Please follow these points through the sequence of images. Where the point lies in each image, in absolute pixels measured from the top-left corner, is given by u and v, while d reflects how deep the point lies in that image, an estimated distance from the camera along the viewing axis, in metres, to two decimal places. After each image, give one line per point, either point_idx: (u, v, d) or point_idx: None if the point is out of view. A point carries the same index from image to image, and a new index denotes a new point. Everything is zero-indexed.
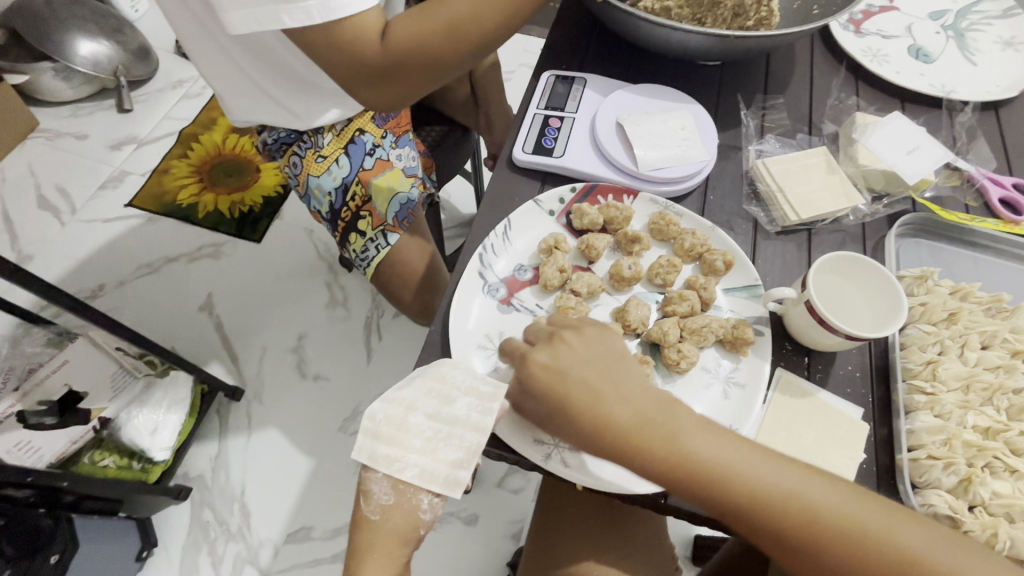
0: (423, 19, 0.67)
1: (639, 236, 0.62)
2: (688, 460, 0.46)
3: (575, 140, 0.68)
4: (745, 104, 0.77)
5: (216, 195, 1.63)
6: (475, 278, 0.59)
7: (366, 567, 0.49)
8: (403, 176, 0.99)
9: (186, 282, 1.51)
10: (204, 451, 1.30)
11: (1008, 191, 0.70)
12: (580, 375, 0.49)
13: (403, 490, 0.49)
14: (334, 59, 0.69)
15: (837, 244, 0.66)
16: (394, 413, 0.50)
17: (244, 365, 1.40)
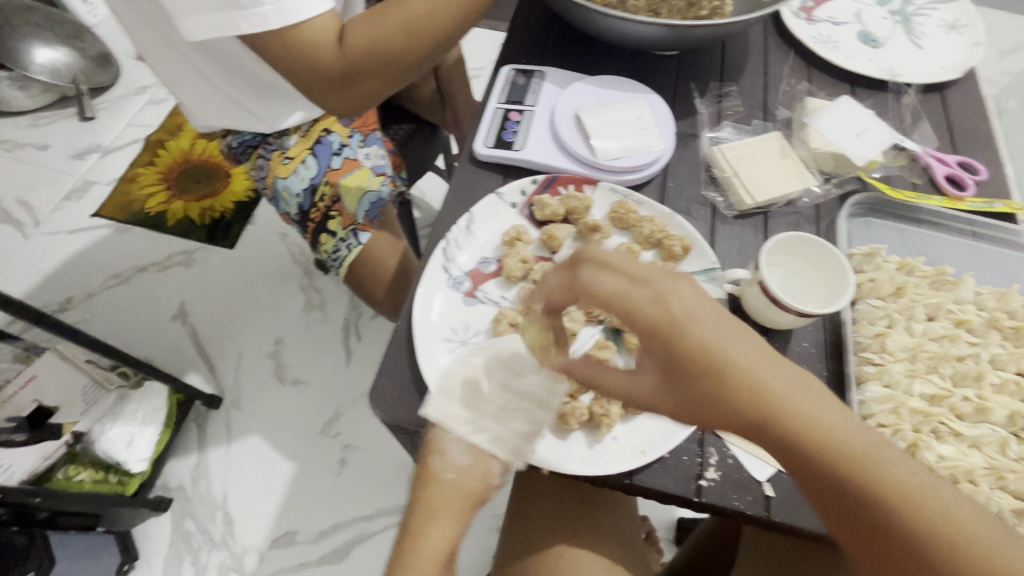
0: (378, 23, 0.67)
1: (599, 225, 0.63)
2: (780, 407, 0.35)
3: (535, 133, 0.69)
4: (700, 92, 0.79)
5: (185, 202, 1.61)
6: (439, 272, 0.59)
7: (432, 533, 0.48)
8: (372, 174, 0.99)
9: (158, 291, 1.48)
10: (183, 461, 1.28)
11: (953, 169, 0.73)
12: (673, 303, 0.36)
13: (478, 454, 0.50)
14: (294, 67, 0.69)
15: (792, 225, 0.68)
16: (469, 376, 0.52)
17: (221, 372, 1.39)
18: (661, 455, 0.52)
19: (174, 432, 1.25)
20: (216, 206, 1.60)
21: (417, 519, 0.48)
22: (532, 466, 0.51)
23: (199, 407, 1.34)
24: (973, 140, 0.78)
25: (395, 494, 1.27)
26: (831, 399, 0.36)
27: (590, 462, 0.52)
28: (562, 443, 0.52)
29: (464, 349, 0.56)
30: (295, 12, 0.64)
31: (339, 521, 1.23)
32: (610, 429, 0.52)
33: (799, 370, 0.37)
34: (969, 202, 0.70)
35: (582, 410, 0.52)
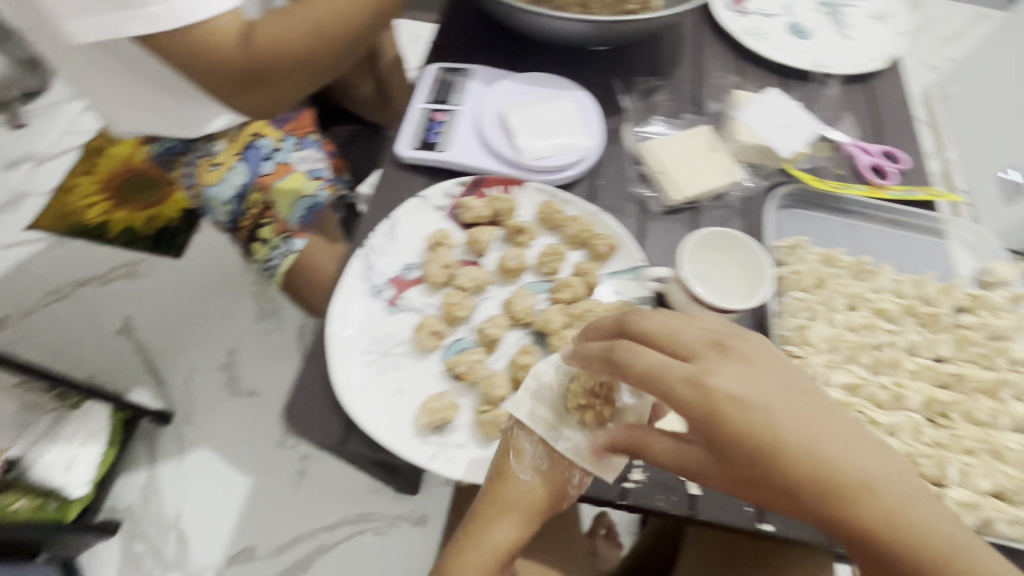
0: (286, 23, 0.66)
1: (524, 226, 0.62)
2: (823, 478, 0.37)
3: (460, 134, 0.67)
4: (623, 91, 0.76)
5: (128, 211, 1.53)
6: (358, 281, 0.57)
7: (496, 528, 0.47)
8: (307, 178, 0.95)
9: (102, 305, 1.41)
10: (131, 480, 1.23)
11: (876, 159, 0.74)
12: (709, 388, 0.38)
13: (558, 461, 0.48)
14: (197, 64, 0.65)
15: (721, 219, 0.68)
16: (561, 380, 0.50)
17: (171, 387, 1.33)
18: None
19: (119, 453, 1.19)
20: (160, 214, 1.53)
21: (485, 507, 0.48)
22: (451, 479, 0.50)
23: (146, 425, 1.28)
24: (899, 128, 0.78)
25: (355, 502, 1.23)
26: (892, 468, 0.38)
27: (512, 471, 0.50)
28: (484, 453, 0.51)
29: (383, 360, 0.54)
30: (191, 12, 0.61)
31: (299, 534, 1.20)
32: None
33: (863, 441, 0.39)
34: (889, 190, 0.71)
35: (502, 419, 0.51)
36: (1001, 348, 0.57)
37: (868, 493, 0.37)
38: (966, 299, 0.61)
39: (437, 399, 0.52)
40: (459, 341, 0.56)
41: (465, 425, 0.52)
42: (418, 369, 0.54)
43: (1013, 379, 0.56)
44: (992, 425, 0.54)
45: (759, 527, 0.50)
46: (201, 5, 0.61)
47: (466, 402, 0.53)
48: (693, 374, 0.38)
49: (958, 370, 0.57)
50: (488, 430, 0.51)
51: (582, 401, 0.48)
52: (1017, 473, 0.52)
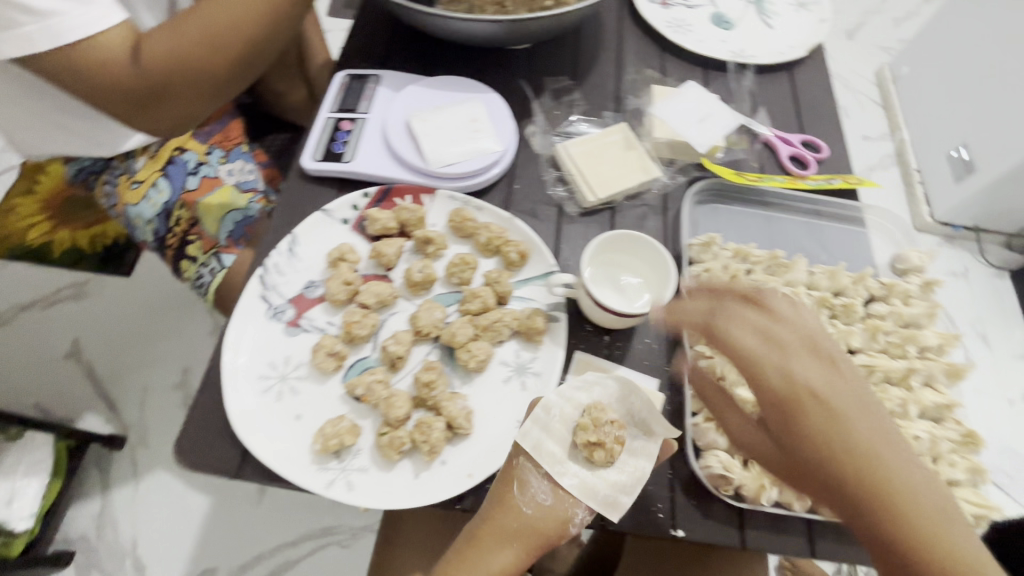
0: (178, 32, 0.63)
1: (432, 236, 0.60)
2: (903, 504, 0.33)
3: (366, 144, 0.66)
4: (535, 92, 0.74)
5: (71, 229, 1.31)
6: (256, 303, 0.55)
7: (494, 556, 0.46)
8: (236, 191, 0.87)
9: (43, 326, 1.23)
10: (81, 511, 1.08)
11: (796, 148, 0.73)
12: (797, 376, 0.36)
13: (562, 496, 0.46)
14: (88, 85, 0.63)
15: (640, 219, 0.67)
16: (571, 414, 0.48)
17: (123, 411, 1.16)
18: (487, 474, 0.50)
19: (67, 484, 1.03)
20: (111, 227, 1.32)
21: (483, 535, 0.46)
22: (351, 505, 0.48)
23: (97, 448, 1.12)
24: (821, 116, 0.78)
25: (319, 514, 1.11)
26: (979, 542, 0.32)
27: (415, 492, 0.49)
28: (385, 475, 0.49)
29: (281, 385, 0.52)
30: (74, 29, 0.59)
31: (261, 552, 1.07)
32: (434, 454, 0.50)
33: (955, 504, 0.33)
34: (809, 180, 0.68)
35: (401, 439, 0.49)
36: (909, 335, 0.58)
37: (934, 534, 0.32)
38: (878, 287, 0.62)
39: (334, 423, 0.50)
40: (363, 360, 0.54)
41: (366, 448, 0.50)
42: (318, 393, 0.52)
43: (919, 367, 0.57)
44: (901, 415, 0.55)
45: (672, 533, 0.49)
46: (87, 21, 0.60)
47: (368, 424, 0.51)
48: (787, 363, 0.37)
49: (868, 361, 0.57)
50: (386, 452, 0.49)
51: (593, 438, 0.46)
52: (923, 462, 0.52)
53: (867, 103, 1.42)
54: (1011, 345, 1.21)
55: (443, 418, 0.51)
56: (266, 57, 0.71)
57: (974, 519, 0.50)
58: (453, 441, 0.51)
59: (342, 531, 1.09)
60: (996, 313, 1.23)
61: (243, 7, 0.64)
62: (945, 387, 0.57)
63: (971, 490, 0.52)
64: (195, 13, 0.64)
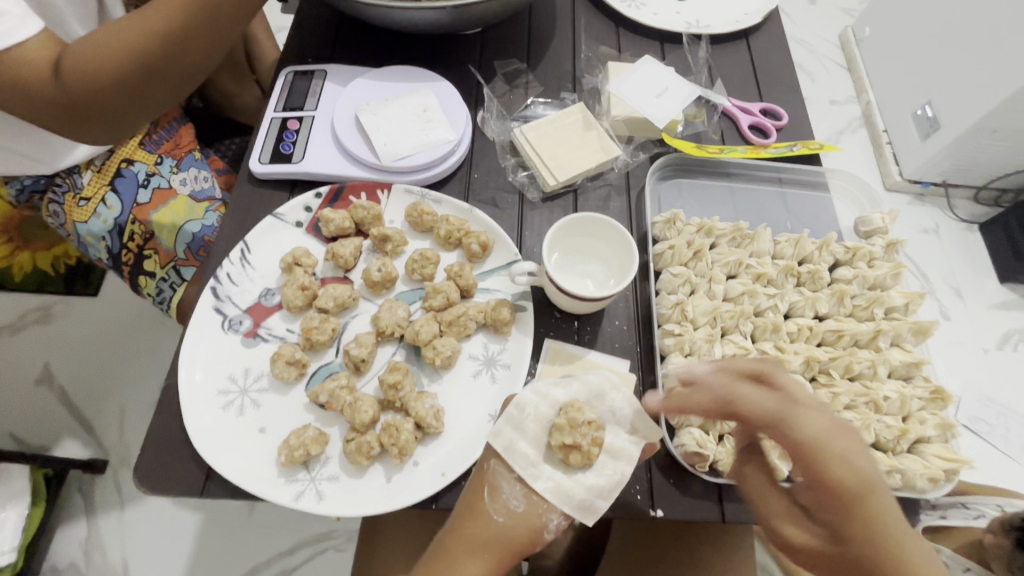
0: (103, 46, 0.60)
1: (389, 234, 0.58)
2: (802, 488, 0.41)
3: (315, 142, 0.63)
4: (488, 78, 0.72)
5: (33, 251, 1.19)
6: (209, 315, 0.53)
7: (465, 568, 0.44)
8: (191, 203, 0.83)
9: (14, 355, 1.17)
10: (70, 535, 1.04)
11: (756, 117, 0.72)
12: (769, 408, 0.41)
13: (536, 502, 0.45)
14: (8, 99, 0.60)
15: (603, 199, 0.65)
16: (546, 413, 0.47)
17: (103, 433, 1.11)
18: (461, 473, 0.49)
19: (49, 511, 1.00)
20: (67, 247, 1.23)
21: (455, 547, 0.45)
22: (323, 514, 0.47)
23: (76, 473, 1.08)
24: (779, 83, 0.77)
25: (310, 521, 1.07)
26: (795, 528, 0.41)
27: (389, 497, 0.48)
28: (356, 480, 0.48)
29: (241, 399, 0.51)
30: None
31: (257, 563, 1.03)
32: (405, 456, 0.49)
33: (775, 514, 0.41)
34: (771, 148, 0.68)
35: (369, 444, 0.48)
36: (876, 297, 0.59)
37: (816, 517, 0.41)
38: (842, 252, 0.62)
39: (299, 433, 0.48)
40: (327, 366, 0.53)
41: (336, 455, 0.49)
42: (282, 404, 0.51)
43: (887, 328, 0.57)
44: (871, 376, 0.55)
45: (651, 513, 0.49)
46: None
47: (335, 431, 0.50)
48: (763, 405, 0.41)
49: (836, 326, 0.57)
50: (355, 458, 0.48)
51: (568, 440, 0.44)
52: (893, 421, 0.53)
53: (832, 66, 1.43)
54: (983, 296, 1.23)
55: (411, 419, 0.50)
56: (204, 66, 0.68)
57: (946, 474, 0.50)
58: (425, 441, 0.51)
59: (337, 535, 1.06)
60: (967, 266, 1.26)
61: (174, 19, 0.61)
62: (912, 346, 0.58)
63: (941, 446, 0.53)
64: (123, 25, 0.61)
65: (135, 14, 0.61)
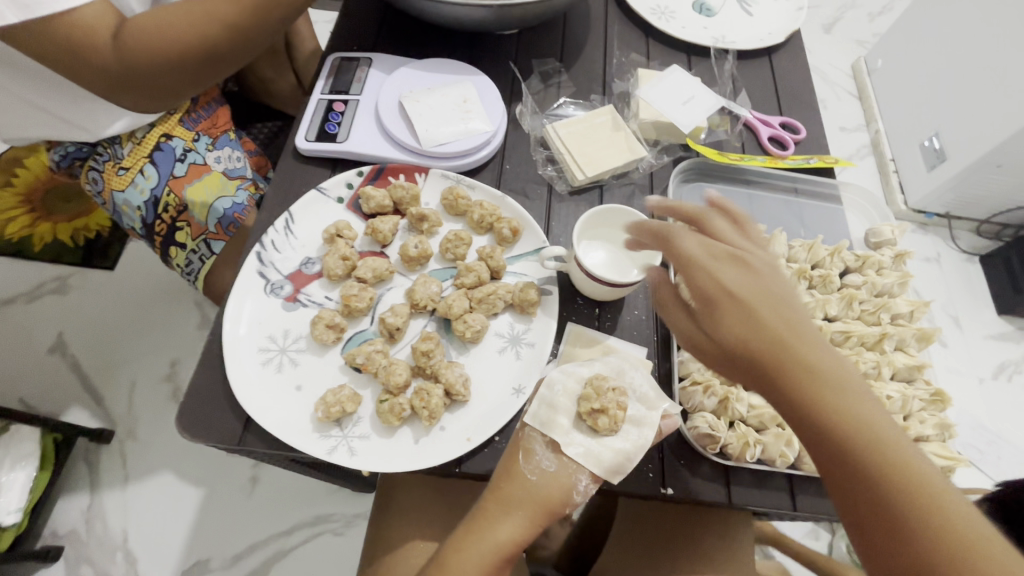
0: (165, 25, 0.63)
1: (426, 213, 0.61)
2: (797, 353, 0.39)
3: (358, 125, 0.67)
4: (525, 77, 0.76)
5: (55, 222, 1.22)
6: (254, 278, 0.56)
7: (500, 524, 0.47)
8: (225, 179, 0.84)
9: (30, 323, 1.19)
10: (73, 503, 1.04)
11: (775, 130, 0.76)
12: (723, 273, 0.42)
13: (566, 464, 0.47)
14: (60, 56, 0.62)
15: (627, 196, 0.69)
16: (573, 388, 0.50)
17: (111, 403, 1.12)
18: (485, 439, 0.52)
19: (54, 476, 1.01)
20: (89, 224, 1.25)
21: (490, 504, 0.48)
22: (355, 469, 0.50)
23: (83, 442, 1.09)
24: (799, 100, 0.80)
25: (309, 503, 1.07)
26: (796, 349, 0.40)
27: (416, 456, 0.51)
28: (387, 439, 0.51)
29: (281, 357, 0.54)
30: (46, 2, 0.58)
31: (255, 540, 1.04)
32: (435, 420, 0.51)
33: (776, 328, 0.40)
34: (788, 159, 0.72)
35: (401, 406, 0.51)
36: (883, 303, 0.62)
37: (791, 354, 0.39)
38: (853, 260, 0.65)
39: (335, 391, 0.51)
40: (362, 333, 0.56)
41: (368, 416, 0.52)
42: (319, 364, 0.54)
43: (892, 332, 0.60)
44: (875, 376, 0.58)
45: (661, 491, 0.51)
46: None
47: (367, 392, 0.53)
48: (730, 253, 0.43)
49: (844, 327, 0.61)
50: (387, 417, 0.51)
51: (596, 406, 0.47)
52: (895, 419, 0.56)
53: (843, 95, 1.47)
54: (981, 326, 1.26)
55: (442, 385, 0.53)
56: (250, 54, 0.71)
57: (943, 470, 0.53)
58: (452, 408, 0.53)
59: (337, 518, 1.06)
60: (966, 294, 1.29)
61: (239, 16, 0.65)
62: (916, 351, 0.61)
63: (939, 444, 0.56)
64: (186, 12, 0.64)
65: (197, 2, 0.64)
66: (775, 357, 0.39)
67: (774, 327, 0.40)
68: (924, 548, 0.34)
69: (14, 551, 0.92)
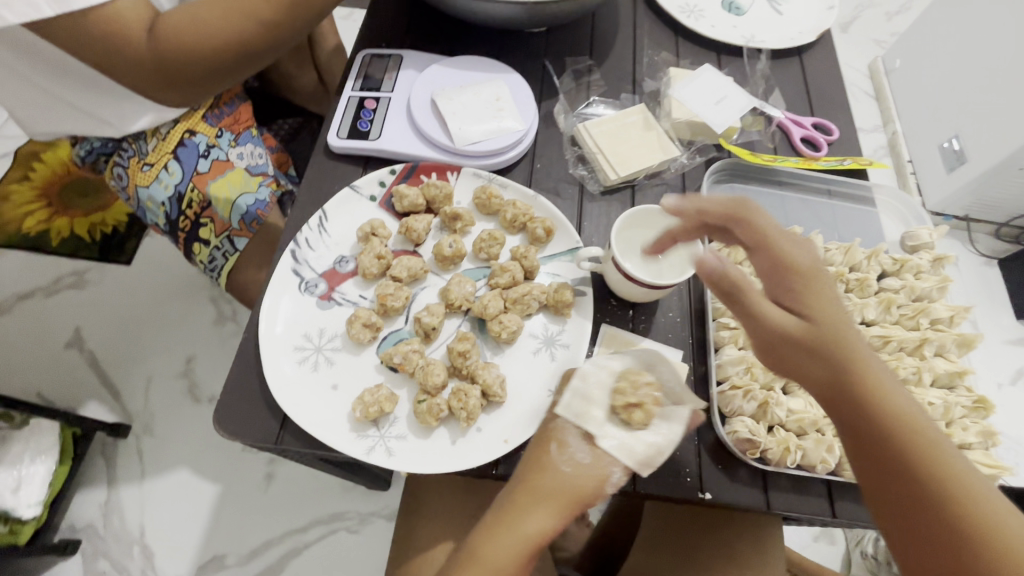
0: (200, 23, 0.63)
1: (460, 212, 0.61)
2: (865, 374, 0.41)
3: (390, 123, 0.66)
4: (555, 75, 0.75)
5: (72, 217, 1.26)
6: (288, 276, 0.56)
7: (531, 514, 0.46)
8: (248, 176, 0.83)
9: (48, 317, 1.19)
10: (90, 497, 1.05)
11: (808, 130, 0.75)
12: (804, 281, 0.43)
13: (600, 456, 0.47)
14: (94, 51, 0.62)
15: (659, 197, 0.68)
16: (606, 380, 0.49)
17: (128, 398, 1.13)
18: (521, 441, 0.51)
19: (72, 470, 1.01)
20: (106, 218, 1.27)
21: (521, 494, 0.47)
22: (392, 469, 0.50)
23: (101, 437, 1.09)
24: (831, 100, 0.79)
25: (326, 500, 1.07)
26: (871, 367, 0.42)
27: (452, 457, 0.50)
28: (423, 440, 0.51)
29: (316, 356, 0.53)
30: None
31: (271, 537, 1.04)
32: (471, 421, 0.51)
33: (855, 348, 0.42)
34: (822, 160, 0.72)
35: (439, 407, 0.50)
36: (922, 308, 0.61)
37: (862, 369, 0.41)
38: (890, 263, 0.65)
39: (373, 391, 0.51)
40: (397, 332, 0.56)
41: (404, 415, 0.52)
42: (354, 363, 0.54)
43: (932, 337, 0.59)
44: (916, 382, 0.57)
45: (700, 495, 0.51)
46: None
47: (404, 391, 0.53)
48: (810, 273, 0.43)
49: (883, 331, 0.60)
50: (425, 418, 0.50)
51: (631, 399, 0.46)
52: (937, 426, 0.55)
53: (862, 95, 1.45)
54: (999, 330, 1.25)
55: (478, 386, 0.52)
56: (281, 50, 0.71)
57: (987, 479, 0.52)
58: (487, 409, 0.53)
59: (352, 516, 1.06)
60: (985, 298, 1.28)
61: (274, 14, 0.65)
62: (955, 357, 0.60)
63: (982, 452, 0.55)
64: (219, 8, 0.63)
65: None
66: (853, 365, 0.42)
67: (856, 347, 0.42)
68: (943, 512, 0.39)
69: (35, 544, 0.92)
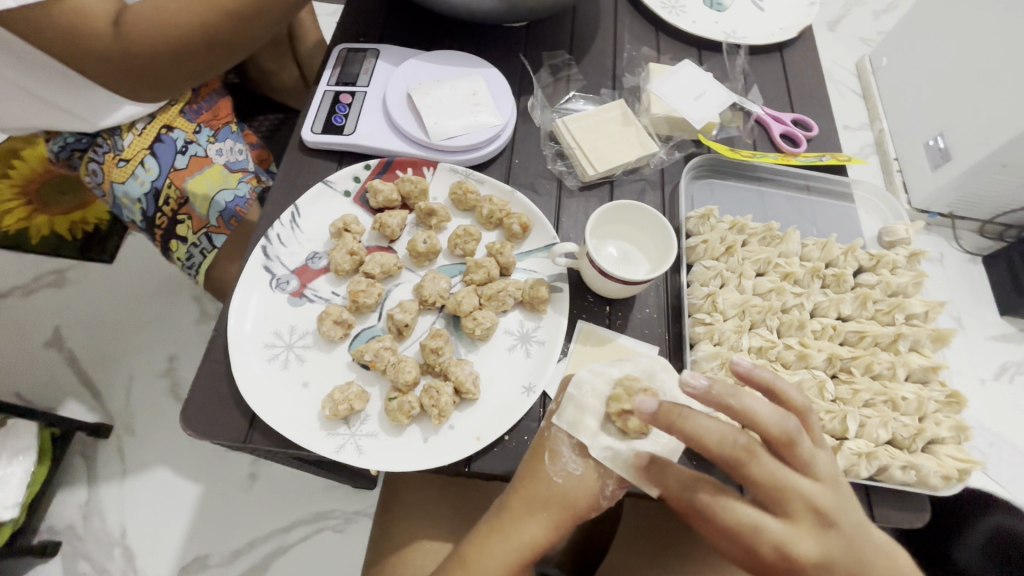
0: (168, 13, 0.62)
1: (435, 208, 0.60)
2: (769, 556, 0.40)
3: (366, 117, 0.65)
4: (533, 70, 0.74)
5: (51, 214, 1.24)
6: (258, 272, 0.55)
7: (524, 523, 0.46)
8: (226, 172, 0.81)
9: (26, 316, 1.17)
10: (70, 498, 1.03)
11: (787, 126, 0.75)
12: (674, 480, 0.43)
13: (592, 467, 0.47)
14: (58, 42, 0.61)
15: (638, 192, 0.68)
16: (603, 388, 0.48)
17: (109, 398, 1.11)
18: (496, 440, 0.51)
19: (52, 471, 0.99)
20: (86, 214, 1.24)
21: (514, 503, 0.47)
22: (363, 468, 0.49)
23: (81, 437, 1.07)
24: (810, 96, 0.79)
25: (309, 500, 1.06)
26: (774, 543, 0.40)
27: (425, 456, 0.50)
28: (395, 439, 0.50)
29: (287, 354, 0.53)
30: None
31: (254, 537, 1.02)
32: (443, 419, 0.50)
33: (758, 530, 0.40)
34: (800, 156, 0.71)
35: (410, 404, 0.50)
36: (898, 303, 0.61)
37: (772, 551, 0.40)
38: (867, 259, 0.65)
39: (343, 389, 0.50)
40: (370, 329, 0.55)
41: (375, 414, 0.51)
42: (325, 361, 0.53)
43: (907, 333, 0.59)
44: (890, 377, 0.58)
45: None
46: None
47: (376, 390, 0.52)
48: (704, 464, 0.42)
49: (858, 327, 0.60)
50: (397, 416, 0.50)
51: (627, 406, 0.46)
52: (909, 420, 0.55)
53: (847, 93, 1.45)
54: (983, 326, 1.26)
55: (451, 383, 0.52)
56: (252, 42, 0.70)
57: (959, 473, 0.53)
58: (461, 407, 0.52)
59: (337, 515, 1.05)
60: (969, 294, 1.29)
61: (245, 5, 0.64)
62: (930, 351, 0.60)
63: (955, 446, 0.55)
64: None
65: None
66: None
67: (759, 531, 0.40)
68: None
69: (13, 545, 0.90)
